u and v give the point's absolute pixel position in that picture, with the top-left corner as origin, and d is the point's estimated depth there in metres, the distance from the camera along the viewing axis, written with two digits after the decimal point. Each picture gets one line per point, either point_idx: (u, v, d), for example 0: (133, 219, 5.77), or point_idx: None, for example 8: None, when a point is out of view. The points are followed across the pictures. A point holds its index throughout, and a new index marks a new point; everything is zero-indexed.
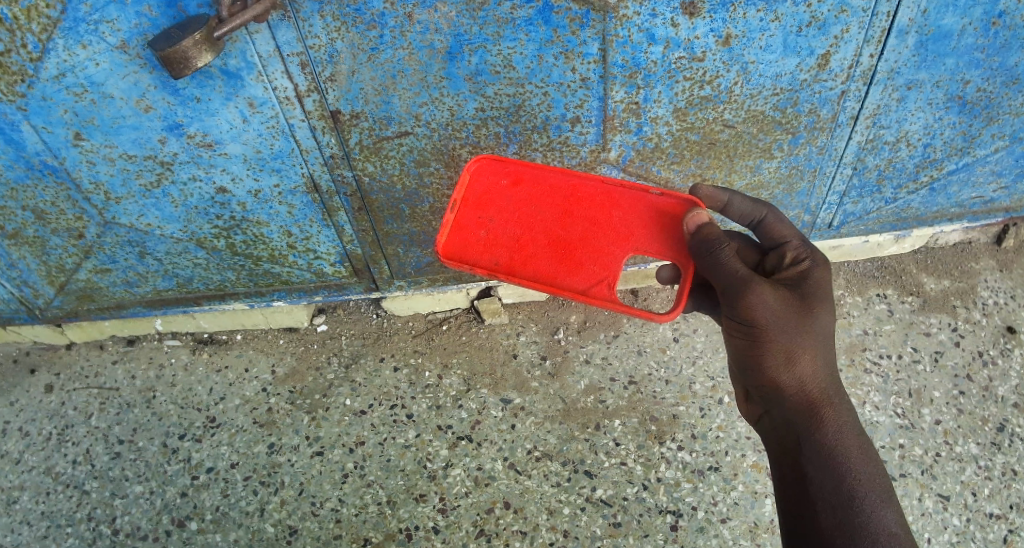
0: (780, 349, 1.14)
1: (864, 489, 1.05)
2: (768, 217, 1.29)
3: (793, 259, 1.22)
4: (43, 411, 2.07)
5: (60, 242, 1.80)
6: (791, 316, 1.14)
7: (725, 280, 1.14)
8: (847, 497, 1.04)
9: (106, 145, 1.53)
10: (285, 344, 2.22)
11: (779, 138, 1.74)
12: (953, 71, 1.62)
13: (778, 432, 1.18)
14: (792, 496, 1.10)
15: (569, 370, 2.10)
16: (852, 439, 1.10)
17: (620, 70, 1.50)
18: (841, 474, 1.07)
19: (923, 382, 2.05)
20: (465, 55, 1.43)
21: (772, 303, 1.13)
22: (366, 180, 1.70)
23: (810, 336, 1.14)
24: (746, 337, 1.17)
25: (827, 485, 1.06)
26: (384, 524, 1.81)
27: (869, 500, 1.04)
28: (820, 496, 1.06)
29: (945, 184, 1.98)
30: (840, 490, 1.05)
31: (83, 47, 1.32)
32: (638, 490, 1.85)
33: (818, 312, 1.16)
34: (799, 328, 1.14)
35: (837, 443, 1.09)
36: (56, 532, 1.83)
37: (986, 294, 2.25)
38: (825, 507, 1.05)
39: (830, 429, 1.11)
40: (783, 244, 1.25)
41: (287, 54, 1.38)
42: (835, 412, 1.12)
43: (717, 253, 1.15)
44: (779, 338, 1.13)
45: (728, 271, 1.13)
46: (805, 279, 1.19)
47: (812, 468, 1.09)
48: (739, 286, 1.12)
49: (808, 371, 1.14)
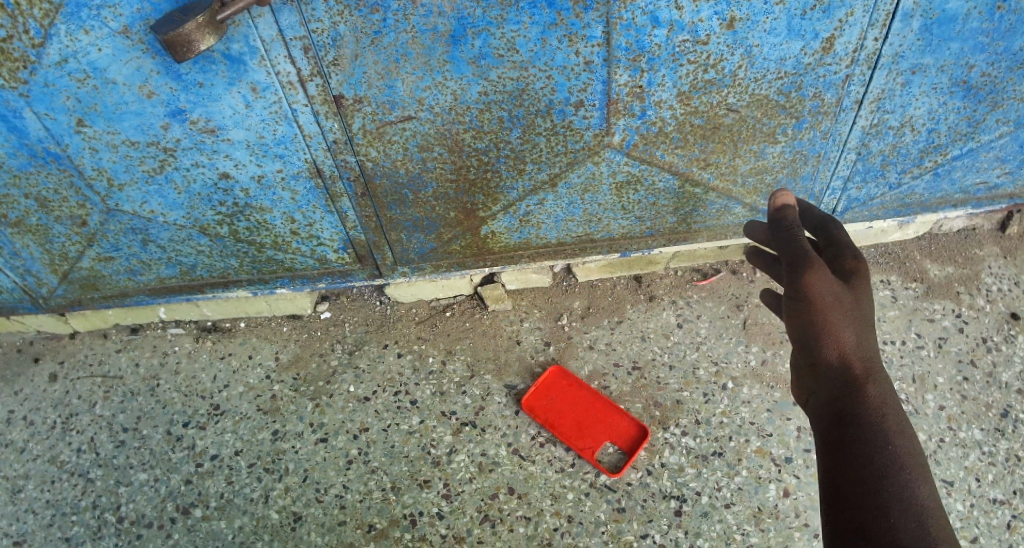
0: (830, 326, 0.97)
1: (927, 500, 0.83)
2: (830, 219, 1.16)
3: (851, 254, 1.08)
4: (47, 400, 2.07)
5: (63, 230, 1.80)
6: (846, 302, 1.00)
7: (790, 254, 1.01)
8: (907, 504, 0.82)
9: (108, 132, 1.52)
10: (289, 332, 2.22)
11: (783, 123, 1.73)
12: (957, 54, 1.61)
13: (817, 423, 0.96)
14: (835, 496, 0.86)
15: (573, 355, 2.11)
16: (913, 443, 0.89)
17: (624, 53, 1.50)
18: (902, 475, 0.85)
19: (927, 367, 2.05)
20: (469, 38, 1.42)
21: (831, 283, 0.99)
22: (369, 165, 1.69)
23: (861, 326, 1.00)
24: (792, 314, 1.01)
25: (884, 484, 0.84)
26: (388, 510, 1.81)
27: (933, 516, 0.82)
28: (876, 497, 0.83)
29: (949, 169, 1.97)
30: (900, 494, 0.83)
31: (85, 32, 1.31)
32: (643, 475, 1.85)
33: (867, 311, 1.03)
34: (851, 315, 0.99)
35: (900, 444, 0.88)
36: (62, 520, 1.83)
37: (990, 281, 2.25)
38: (884, 513, 0.82)
39: (890, 423, 0.89)
40: (841, 242, 1.11)
41: (290, 38, 1.38)
42: (895, 408, 0.92)
43: (788, 229, 1.04)
44: (833, 318, 0.98)
45: (796, 245, 1.01)
46: (860, 276, 1.05)
47: (867, 464, 0.86)
48: (802, 258, 0.99)
49: (863, 359, 0.96)
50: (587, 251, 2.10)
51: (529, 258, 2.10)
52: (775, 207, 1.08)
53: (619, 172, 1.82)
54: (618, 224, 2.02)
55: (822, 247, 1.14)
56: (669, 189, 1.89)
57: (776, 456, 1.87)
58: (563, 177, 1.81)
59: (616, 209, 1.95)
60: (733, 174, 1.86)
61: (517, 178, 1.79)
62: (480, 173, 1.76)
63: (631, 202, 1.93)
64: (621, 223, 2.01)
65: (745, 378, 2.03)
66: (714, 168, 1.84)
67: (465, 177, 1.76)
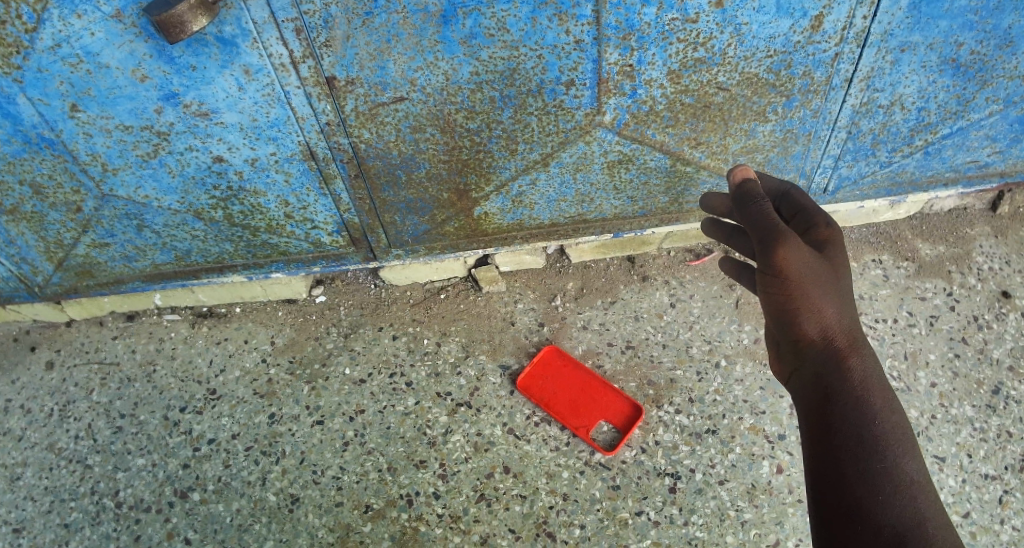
0: (812, 301, 0.96)
1: (916, 476, 0.84)
2: (791, 189, 1.15)
3: (823, 223, 1.06)
4: (44, 387, 2.08)
5: (58, 217, 1.81)
6: (824, 273, 0.99)
7: (759, 228, 0.98)
8: (895, 481, 0.83)
9: (102, 116, 1.53)
10: (284, 316, 2.23)
11: (773, 101, 1.75)
12: (945, 32, 1.63)
13: (801, 401, 0.95)
14: (825, 477, 0.86)
15: (567, 335, 2.13)
16: (900, 417, 0.89)
17: (614, 31, 1.50)
18: (889, 450, 0.85)
19: (919, 345, 2.07)
20: (459, 19, 1.43)
21: (806, 255, 0.97)
22: (362, 147, 1.70)
23: (840, 298, 0.99)
24: (768, 290, 0.99)
25: (872, 462, 0.84)
26: (385, 490, 1.82)
27: (921, 490, 0.83)
28: (864, 476, 0.83)
29: (939, 148, 1.98)
30: (887, 471, 0.83)
31: (78, 16, 1.32)
32: (637, 453, 1.86)
33: (845, 280, 1.02)
34: (831, 287, 0.99)
35: (886, 419, 0.88)
36: (60, 506, 1.84)
37: (980, 260, 2.27)
38: (872, 492, 0.82)
39: (876, 398, 0.89)
40: (808, 210, 1.10)
41: (282, 20, 1.38)
42: (881, 381, 0.92)
43: (754, 203, 1.01)
44: (813, 292, 0.96)
45: (765, 220, 0.98)
46: (834, 244, 1.04)
47: (855, 441, 0.86)
48: (774, 232, 0.97)
49: (846, 332, 0.95)
50: (581, 232, 2.12)
51: (523, 239, 2.11)
52: (737, 182, 1.06)
53: (610, 152, 1.83)
54: (610, 204, 2.03)
55: (788, 219, 1.13)
56: (660, 168, 1.90)
57: (769, 433, 1.89)
58: (555, 157, 1.82)
59: (608, 189, 1.96)
60: (723, 153, 1.88)
61: (509, 158, 1.80)
62: (472, 154, 1.77)
63: (623, 182, 1.94)
64: (613, 204, 2.03)
65: (738, 356, 2.05)
66: (705, 147, 1.85)
67: (457, 158, 1.77)
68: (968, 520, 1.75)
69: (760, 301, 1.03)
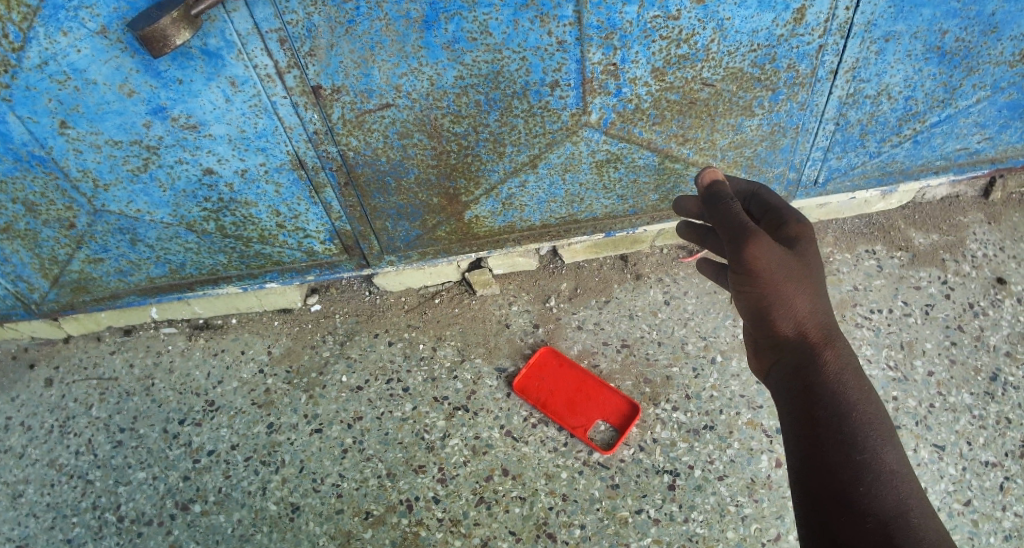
0: (785, 296, 0.95)
1: (898, 464, 0.82)
2: (760, 189, 1.14)
3: (793, 220, 1.04)
4: (44, 404, 2.09)
5: (52, 233, 1.82)
6: (796, 267, 0.97)
7: (729, 227, 0.96)
8: (879, 470, 0.80)
9: (92, 132, 1.54)
10: (280, 325, 2.24)
11: (759, 96, 1.75)
12: (929, 21, 1.63)
13: (782, 395, 0.93)
14: (809, 469, 0.83)
15: (562, 335, 2.13)
16: (879, 405, 0.87)
17: (596, 31, 1.51)
18: (869, 438, 0.83)
19: (915, 334, 2.07)
20: (441, 23, 1.43)
21: (777, 251, 0.96)
22: (350, 155, 1.71)
23: (813, 291, 0.98)
24: (742, 288, 0.98)
25: (855, 451, 0.82)
26: (385, 496, 1.83)
27: (904, 479, 0.81)
28: (848, 465, 0.81)
29: (928, 136, 1.99)
30: (870, 460, 0.81)
31: (64, 34, 1.33)
32: (635, 451, 1.86)
33: (819, 273, 1.01)
34: (804, 281, 0.97)
35: (864, 409, 0.85)
36: (63, 522, 1.84)
37: (974, 247, 2.27)
38: (856, 481, 0.79)
39: (853, 386, 0.87)
40: (778, 208, 1.08)
41: (266, 31, 1.39)
42: (856, 370, 0.90)
43: (723, 203, 0.99)
44: (784, 288, 0.95)
45: (734, 219, 0.96)
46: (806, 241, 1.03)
47: (838, 431, 0.84)
48: (743, 230, 0.94)
49: (820, 325, 0.95)
50: (572, 231, 2.12)
51: (515, 241, 2.12)
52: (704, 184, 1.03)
53: (598, 151, 1.83)
54: (601, 203, 2.03)
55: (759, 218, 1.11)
56: (649, 165, 1.90)
57: (768, 428, 1.89)
58: (543, 158, 1.82)
59: (597, 188, 1.96)
60: (712, 149, 1.88)
61: (497, 161, 1.80)
62: (461, 158, 1.77)
63: (612, 180, 1.94)
64: (603, 203, 2.03)
65: (733, 351, 2.05)
66: (693, 143, 1.85)
67: (445, 162, 1.78)
68: (969, 508, 1.75)
69: (735, 299, 1.02)
